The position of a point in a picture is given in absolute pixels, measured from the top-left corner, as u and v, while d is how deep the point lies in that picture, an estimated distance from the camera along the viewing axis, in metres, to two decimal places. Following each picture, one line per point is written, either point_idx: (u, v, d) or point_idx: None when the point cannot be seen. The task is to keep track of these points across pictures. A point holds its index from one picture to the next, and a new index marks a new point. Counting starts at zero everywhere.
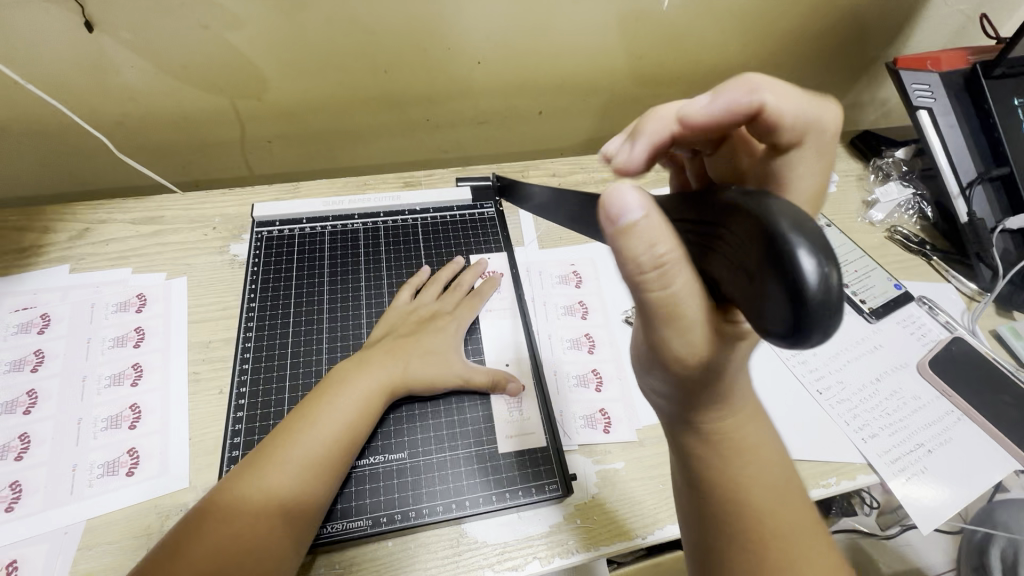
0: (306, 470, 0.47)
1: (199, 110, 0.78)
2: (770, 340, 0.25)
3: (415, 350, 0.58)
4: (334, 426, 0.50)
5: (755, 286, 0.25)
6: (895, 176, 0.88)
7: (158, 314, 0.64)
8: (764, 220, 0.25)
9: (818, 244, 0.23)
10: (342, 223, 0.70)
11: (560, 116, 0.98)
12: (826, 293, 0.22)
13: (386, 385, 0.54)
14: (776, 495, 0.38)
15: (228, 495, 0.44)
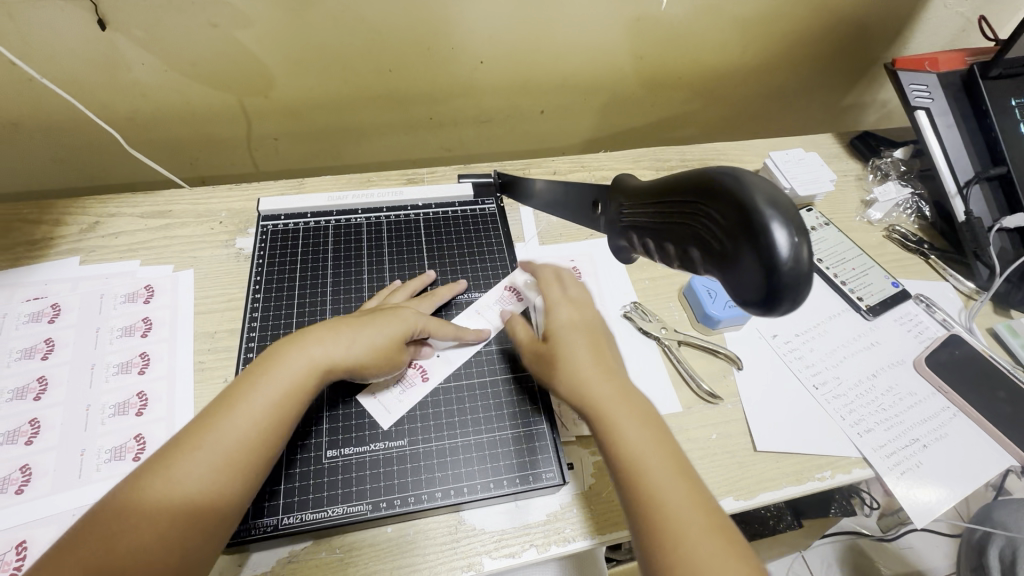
0: (224, 467, 0.43)
1: (207, 107, 0.80)
2: (750, 300, 0.32)
3: (359, 336, 0.53)
4: (259, 418, 0.45)
5: (735, 257, 0.32)
6: (893, 176, 0.89)
7: (165, 305, 0.65)
8: (746, 202, 0.31)
9: (790, 220, 0.30)
10: (345, 218, 0.72)
11: (561, 116, 0.99)
12: (796, 262, 0.30)
13: (319, 370, 0.49)
14: (668, 478, 0.43)
15: (125, 495, 0.40)
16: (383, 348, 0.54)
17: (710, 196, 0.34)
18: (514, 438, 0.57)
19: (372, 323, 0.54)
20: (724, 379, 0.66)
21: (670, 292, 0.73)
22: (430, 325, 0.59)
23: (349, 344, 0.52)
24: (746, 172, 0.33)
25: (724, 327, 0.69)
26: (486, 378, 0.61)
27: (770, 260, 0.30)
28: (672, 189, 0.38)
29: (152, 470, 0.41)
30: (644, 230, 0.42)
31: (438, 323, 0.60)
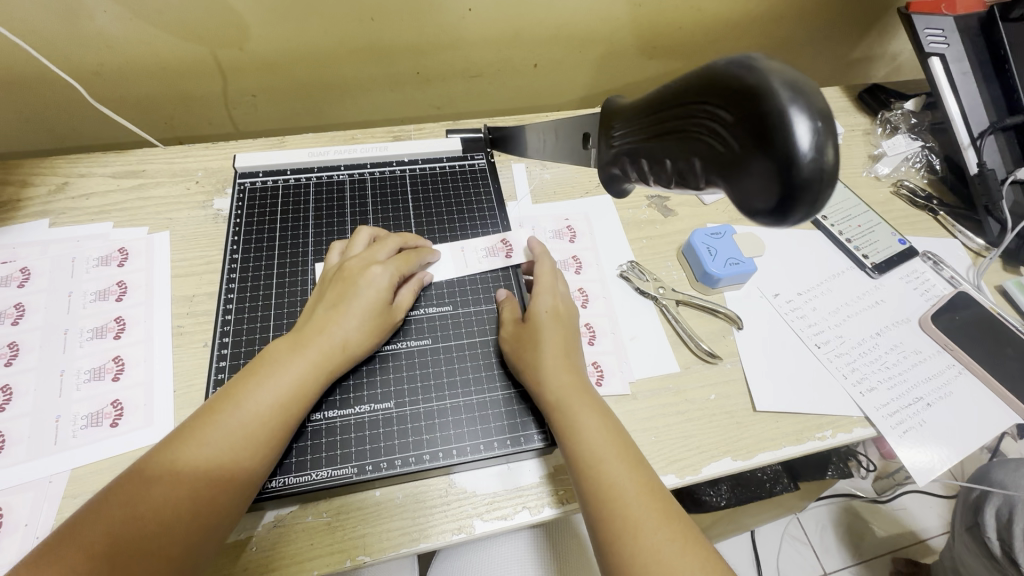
0: (239, 440, 0.43)
1: (179, 61, 0.75)
2: (762, 211, 0.30)
3: (349, 314, 0.51)
4: (269, 394, 0.46)
5: (746, 164, 0.29)
6: (903, 129, 0.85)
7: (140, 268, 0.62)
8: (763, 95, 0.28)
9: (812, 110, 0.27)
10: (327, 174, 0.68)
11: (556, 71, 0.94)
12: (817, 160, 0.27)
13: (323, 348, 0.49)
14: (626, 483, 0.44)
15: (158, 462, 0.41)
16: (375, 320, 0.53)
17: (716, 92, 0.30)
18: (505, 399, 0.55)
19: (354, 297, 0.52)
20: (723, 339, 0.63)
21: (669, 251, 0.70)
22: (400, 265, 0.56)
23: (343, 322, 0.51)
24: (756, 59, 0.30)
25: (724, 286, 0.67)
26: (475, 341, 0.59)
27: (787, 158, 0.27)
28: (673, 93, 0.34)
29: (170, 444, 0.42)
30: (634, 151, 0.40)
31: (404, 259, 0.57)
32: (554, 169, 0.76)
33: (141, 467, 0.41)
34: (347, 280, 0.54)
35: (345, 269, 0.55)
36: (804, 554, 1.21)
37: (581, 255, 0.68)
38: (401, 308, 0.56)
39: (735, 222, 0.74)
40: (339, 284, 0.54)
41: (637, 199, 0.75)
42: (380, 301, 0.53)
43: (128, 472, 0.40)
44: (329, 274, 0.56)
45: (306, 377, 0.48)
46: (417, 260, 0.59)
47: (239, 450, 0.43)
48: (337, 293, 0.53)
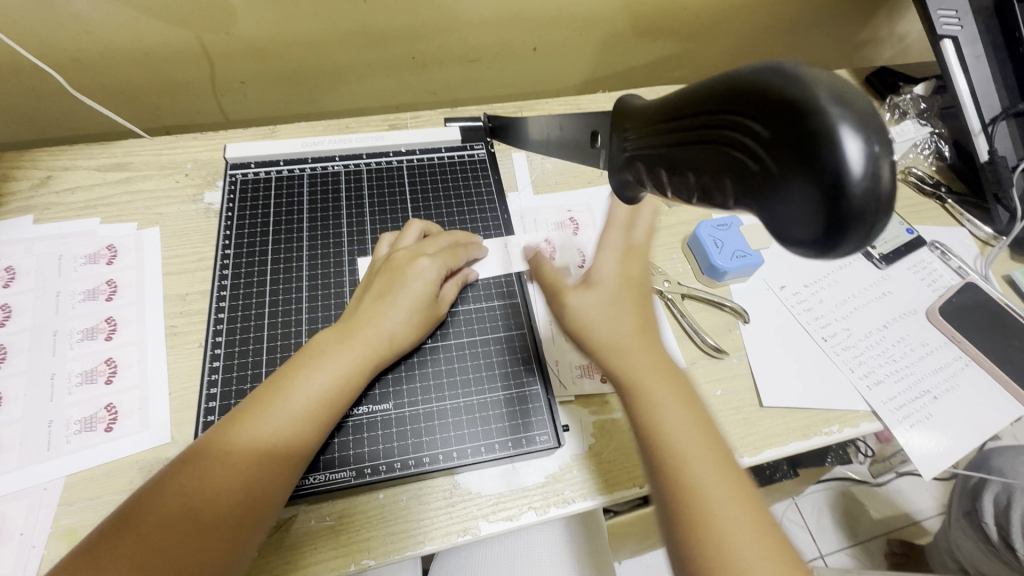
0: (293, 429, 0.44)
1: (163, 46, 0.72)
2: (802, 242, 0.25)
3: (396, 306, 0.52)
4: (319, 384, 0.46)
5: (782, 186, 0.24)
6: (912, 115, 0.82)
7: (130, 266, 0.60)
8: (806, 104, 0.23)
9: (864, 122, 0.23)
10: (321, 166, 0.66)
11: (556, 54, 0.91)
12: (871, 183, 0.22)
13: (373, 340, 0.50)
14: (715, 491, 0.38)
15: (215, 445, 0.42)
16: (421, 314, 0.53)
17: (748, 100, 0.25)
18: (507, 399, 0.54)
19: (401, 289, 0.53)
20: (730, 333, 0.62)
21: (674, 242, 0.69)
22: (446, 260, 0.56)
23: (390, 316, 0.51)
24: (790, 64, 0.25)
25: (730, 278, 0.65)
26: (475, 339, 0.57)
27: (834, 180, 0.23)
28: (693, 100, 0.29)
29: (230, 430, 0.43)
30: (650, 160, 0.35)
31: (450, 254, 0.57)
32: (555, 157, 0.74)
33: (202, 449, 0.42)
34: (394, 272, 0.54)
35: (392, 261, 0.55)
36: (802, 538, 1.22)
37: (584, 247, 0.66)
38: (446, 302, 0.56)
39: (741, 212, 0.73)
40: (387, 274, 0.54)
41: None
42: (427, 293, 0.53)
43: (190, 451, 0.42)
44: (377, 265, 0.56)
45: (353, 370, 0.48)
46: (464, 256, 0.59)
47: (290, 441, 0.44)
48: (384, 285, 0.53)
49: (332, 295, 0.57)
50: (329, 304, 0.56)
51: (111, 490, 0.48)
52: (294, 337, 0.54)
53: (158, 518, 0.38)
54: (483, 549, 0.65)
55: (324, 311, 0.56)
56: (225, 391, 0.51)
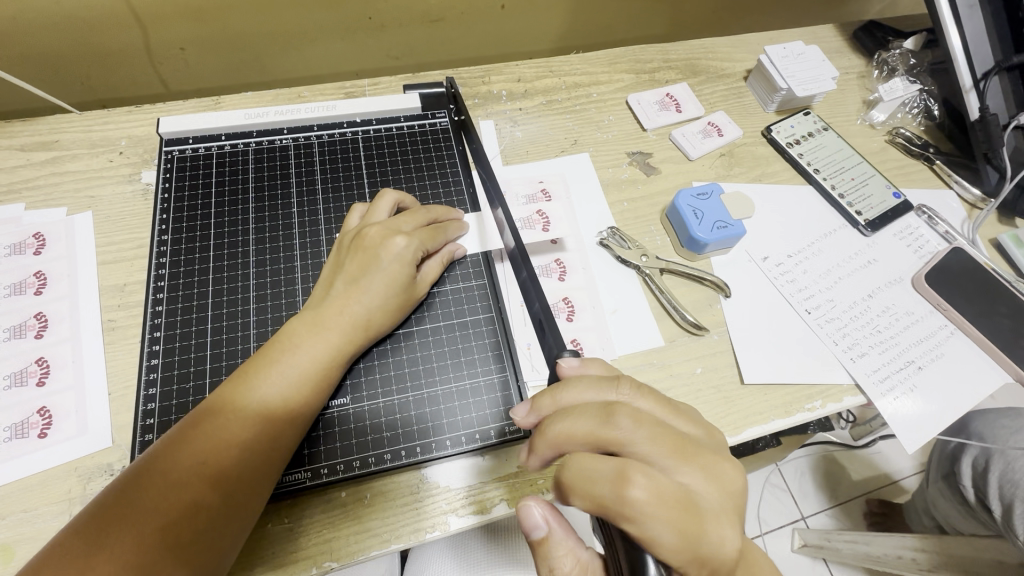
0: (283, 401, 0.42)
1: (86, 10, 0.64)
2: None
3: (372, 290, 0.47)
4: (322, 346, 0.45)
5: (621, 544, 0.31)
6: (902, 70, 0.79)
7: (61, 256, 0.55)
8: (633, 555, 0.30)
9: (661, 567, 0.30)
10: (268, 140, 0.60)
11: (525, 13, 0.85)
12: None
13: (350, 325, 0.46)
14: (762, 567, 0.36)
15: (228, 401, 0.41)
16: (398, 298, 0.49)
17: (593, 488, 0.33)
18: (475, 389, 0.51)
19: (376, 271, 0.48)
20: (710, 309, 0.59)
21: (652, 214, 0.65)
22: (425, 239, 0.51)
23: (363, 300, 0.47)
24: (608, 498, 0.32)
25: (711, 251, 0.62)
26: (437, 325, 0.53)
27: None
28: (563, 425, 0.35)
29: (220, 403, 0.41)
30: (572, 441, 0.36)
31: (431, 234, 0.52)
32: (526, 125, 0.70)
33: (195, 422, 0.40)
34: (367, 252, 0.48)
35: (364, 238, 0.49)
36: (783, 500, 1.22)
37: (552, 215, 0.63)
38: (426, 282, 0.52)
39: (722, 179, 0.69)
40: (358, 255, 0.49)
41: (617, 158, 0.69)
42: (403, 275, 0.49)
43: (206, 407, 0.41)
44: (349, 239, 0.50)
45: (335, 354, 0.45)
46: (443, 236, 0.53)
47: (285, 410, 0.42)
48: (358, 266, 0.48)
49: (282, 283, 0.53)
50: (278, 292, 0.52)
51: (46, 502, 0.44)
52: (241, 330, 0.50)
53: (184, 466, 0.38)
54: (461, 537, 0.63)
55: (273, 301, 0.52)
56: (165, 391, 0.47)
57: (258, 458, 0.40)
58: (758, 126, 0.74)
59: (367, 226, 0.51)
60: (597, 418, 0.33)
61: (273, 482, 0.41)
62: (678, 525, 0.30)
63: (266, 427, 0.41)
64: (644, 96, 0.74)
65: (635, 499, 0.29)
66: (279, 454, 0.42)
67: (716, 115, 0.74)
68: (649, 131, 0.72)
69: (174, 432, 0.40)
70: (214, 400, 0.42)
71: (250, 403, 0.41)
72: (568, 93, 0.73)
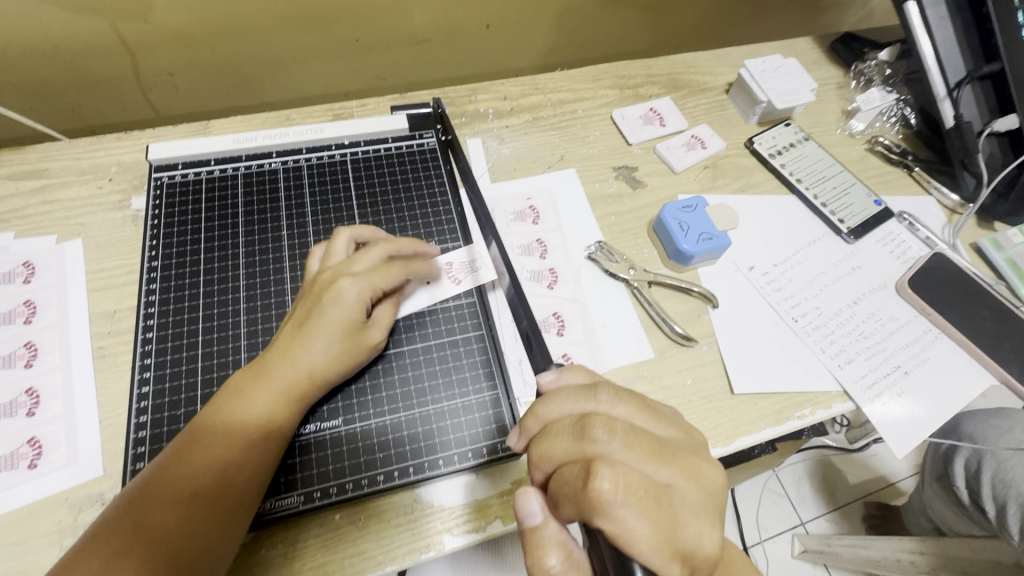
0: (226, 460, 0.42)
1: (77, 39, 0.65)
2: None
3: (315, 336, 0.46)
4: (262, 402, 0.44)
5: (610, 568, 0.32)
6: (877, 81, 0.81)
7: (51, 284, 0.55)
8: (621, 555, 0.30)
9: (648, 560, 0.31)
10: (257, 163, 0.61)
11: (510, 31, 0.86)
12: None
13: (292, 377, 0.45)
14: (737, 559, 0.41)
15: (170, 469, 0.41)
16: (345, 344, 0.47)
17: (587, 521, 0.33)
18: (467, 407, 0.51)
19: (320, 317, 0.46)
20: (699, 320, 0.60)
21: (639, 227, 0.66)
22: (375, 279, 0.49)
23: (308, 348, 0.46)
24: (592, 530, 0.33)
25: (698, 262, 0.63)
26: (427, 344, 0.54)
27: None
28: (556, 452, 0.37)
29: (179, 450, 0.42)
30: None
31: (384, 273, 0.49)
32: (513, 143, 0.71)
33: (163, 465, 0.41)
34: (315, 298, 0.48)
35: (316, 283, 0.49)
36: (782, 506, 1.22)
37: (546, 238, 0.64)
38: (380, 328, 0.50)
39: (707, 191, 0.70)
40: (308, 301, 0.48)
41: (603, 172, 0.70)
42: (347, 319, 0.47)
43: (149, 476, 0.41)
44: (306, 287, 0.50)
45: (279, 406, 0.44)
46: (400, 271, 0.51)
47: (229, 465, 0.42)
48: (305, 311, 0.47)
49: (272, 306, 0.53)
50: (269, 315, 0.52)
51: (36, 534, 0.44)
52: (231, 354, 0.50)
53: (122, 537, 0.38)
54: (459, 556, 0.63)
55: (263, 325, 0.52)
56: (156, 418, 0.47)
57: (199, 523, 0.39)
58: (740, 138, 0.76)
59: (324, 269, 0.51)
60: (572, 436, 0.34)
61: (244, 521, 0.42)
62: (662, 527, 0.30)
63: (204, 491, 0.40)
64: (628, 111, 0.75)
65: (618, 509, 0.29)
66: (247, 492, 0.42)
67: (700, 128, 0.75)
68: (634, 145, 0.73)
69: (120, 503, 0.40)
70: (181, 442, 0.42)
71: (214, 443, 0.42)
72: (553, 110, 0.75)
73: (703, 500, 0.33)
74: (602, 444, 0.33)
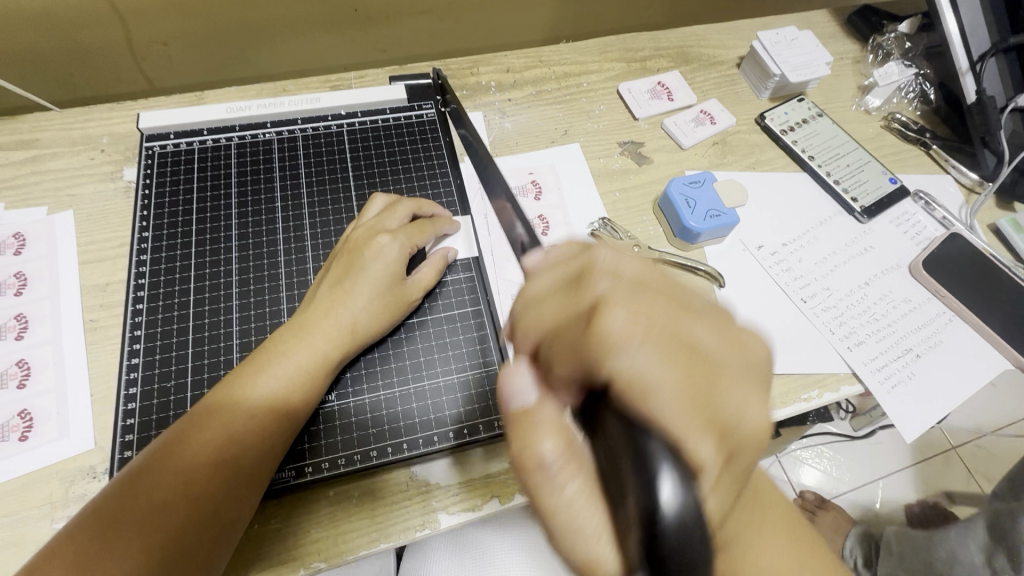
0: (265, 415, 0.41)
1: (65, 5, 0.63)
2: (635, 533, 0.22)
3: (357, 291, 0.47)
4: (295, 363, 0.43)
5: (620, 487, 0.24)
6: (896, 55, 0.77)
7: (42, 254, 0.54)
8: (649, 495, 0.22)
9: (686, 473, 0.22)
10: (251, 134, 0.59)
11: (513, 3, 0.83)
12: (681, 530, 0.21)
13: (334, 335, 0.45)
14: None
15: (198, 433, 0.39)
16: (385, 300, 0.48)
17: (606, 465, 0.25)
18: (465, 383, 0.50)
19: (362, 272, 0.48)
20: (704, 299, 0.58)
21: (644, 204, 0.64)
22: (411, 237, 0.52)
23: (350, 303, 0.47)
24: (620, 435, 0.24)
25: (704, 240, 0.61)
26: (423, 319, 0.52)
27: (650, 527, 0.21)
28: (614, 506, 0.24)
29: (202, 417, 0.40)
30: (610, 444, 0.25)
31: (417, 229, 0.52)
32: (515, 116, 0.69)
33: (176, 437, 0.39)
34: (354, 254, 0.49)
35: (351, 241, 0.51)
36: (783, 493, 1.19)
37: (548, 215, 0.62)
38: (417, 286, 0.51)
39: (715, 168, 0.68)
40: (345, 258, 0.50)
41: (608, 147, 0.68)
42: (388, 276, 0.49)
43: (168, 442, 0.39)
44: (338, 247, 0.52)
45: (318, 364, 0.44)
46: (431, 232, 0.54)
47: (263, 425, 0.41)
48: (343, 268, 0.48)
49: (266, 279, 0.52)
50: (262, 288, 0.51)
51: (28, 505, 0.43)
52: (224, 327, 0.49)
53: (142, 509, 0.36)
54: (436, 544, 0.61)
55: (256, 298, 0.51)
56: (146, 390, 0.46)
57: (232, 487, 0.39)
58: (752, 113, 0.73)
59: (354, 230, 0.52)
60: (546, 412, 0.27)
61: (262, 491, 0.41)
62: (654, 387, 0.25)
63: (238, 452, 0.40)
64: (635, 84, 0.73)
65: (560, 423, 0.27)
66: (268, 460, 0.41)
67: (709, 103, 0.72)
68: (641, 120, 0.71)
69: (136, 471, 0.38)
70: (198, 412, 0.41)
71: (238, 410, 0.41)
72: (558, 83, 0.72)
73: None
74: (561, 477, 0.26)
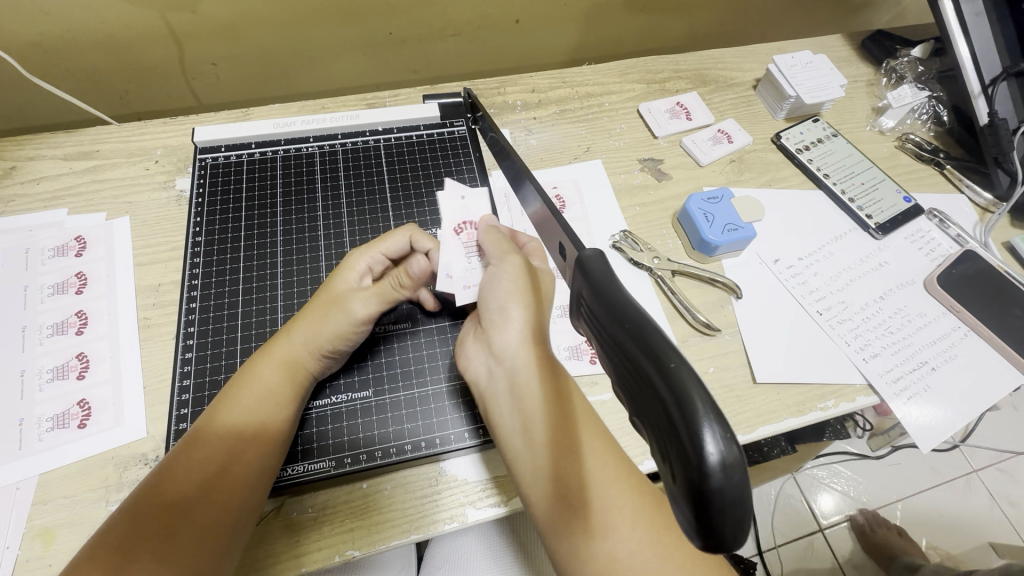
0: (241, 432, 0.42)
1: (128, 27, 0.68)
2: (668, 473, 0.22)
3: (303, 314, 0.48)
4: (265, 381, 0.45)
5: (660, 432, 0.23)
6: (909, 78, 0.80)
7: (100, 257, 0.58)
8: (676, 401, 0.22)
9: (720, 418, 0.21)
10: (295, 147, 0.64)
11: (538, 27, 0.88)
12: (724, 474, 0.20)
13: (290, 356, 0.46)
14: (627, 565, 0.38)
15: (182, 457, 0.40)
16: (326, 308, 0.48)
17: (641, 416, 0.25)
18: None
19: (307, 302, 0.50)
20: (721, 310, 0.60)
21: (663, 218, 0.67)
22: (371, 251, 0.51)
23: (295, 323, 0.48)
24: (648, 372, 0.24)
25: (721, 253, 0.63)
26: (415, 329, 0.55)
27: (689, 464, 0.20)
28: (648, 429, 0.24)
29: (189, 443, 0.41)
30: (634, 397, 0.25)
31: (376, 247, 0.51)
32: (540, 133, 0.73)
33: (167, 464, 0.40)
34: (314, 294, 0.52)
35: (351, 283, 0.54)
36: (801, 512, 1.14)
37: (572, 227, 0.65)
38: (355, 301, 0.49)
39: (733, 184, 0.71)
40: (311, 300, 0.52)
41: (629, 164, 0.71)
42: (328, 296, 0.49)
43: (158, 470, 0.40)
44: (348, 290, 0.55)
45: (283, 379, 0.45)
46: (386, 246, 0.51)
47: (242, 440, 0.42)
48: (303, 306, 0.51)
49: (308, 282, 0.55)
50: (304, 290, 0.55)
51: (85, 489, 0.46)
52: (269, 326, 0.53)
53: (135, 532, 0.37)
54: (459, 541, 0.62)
55: (299, 299, 0.54)
56: (198, 382, 0.49)
57: (225, 500, 0.39)
58: (768, 132, 0.76)
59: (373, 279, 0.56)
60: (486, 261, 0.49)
61: (254, 500, 0.41)
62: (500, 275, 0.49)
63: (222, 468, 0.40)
64: (654, 104, 0.76)
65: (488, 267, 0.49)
66: (256, 472, 0.41)
67: (726, 123, 0.75)
68: (660, 138, 0.74)
69: (129, 502, 0.38)
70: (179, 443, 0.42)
71: (219, 429, 0.42)
72: (581, 104, 0.76)
73: (559, 427, 0.42)
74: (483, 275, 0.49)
